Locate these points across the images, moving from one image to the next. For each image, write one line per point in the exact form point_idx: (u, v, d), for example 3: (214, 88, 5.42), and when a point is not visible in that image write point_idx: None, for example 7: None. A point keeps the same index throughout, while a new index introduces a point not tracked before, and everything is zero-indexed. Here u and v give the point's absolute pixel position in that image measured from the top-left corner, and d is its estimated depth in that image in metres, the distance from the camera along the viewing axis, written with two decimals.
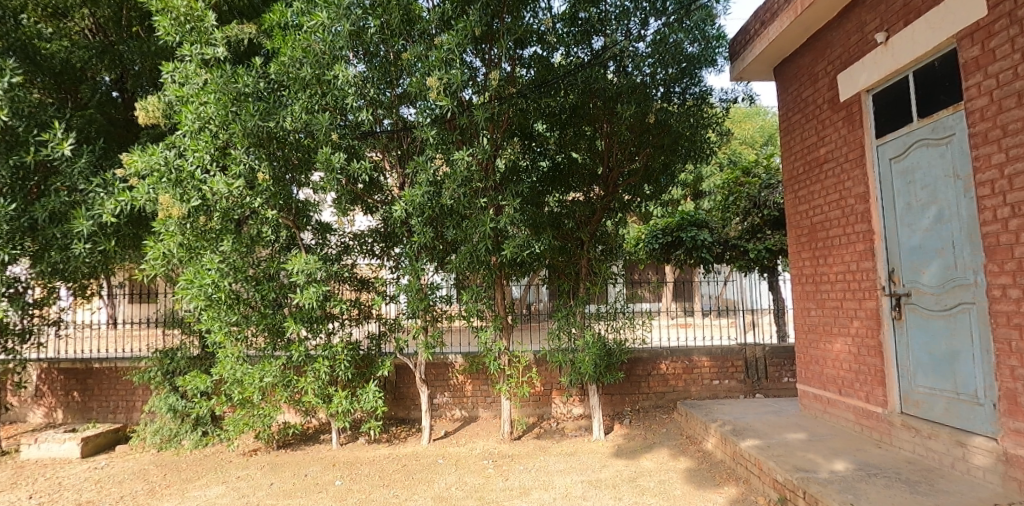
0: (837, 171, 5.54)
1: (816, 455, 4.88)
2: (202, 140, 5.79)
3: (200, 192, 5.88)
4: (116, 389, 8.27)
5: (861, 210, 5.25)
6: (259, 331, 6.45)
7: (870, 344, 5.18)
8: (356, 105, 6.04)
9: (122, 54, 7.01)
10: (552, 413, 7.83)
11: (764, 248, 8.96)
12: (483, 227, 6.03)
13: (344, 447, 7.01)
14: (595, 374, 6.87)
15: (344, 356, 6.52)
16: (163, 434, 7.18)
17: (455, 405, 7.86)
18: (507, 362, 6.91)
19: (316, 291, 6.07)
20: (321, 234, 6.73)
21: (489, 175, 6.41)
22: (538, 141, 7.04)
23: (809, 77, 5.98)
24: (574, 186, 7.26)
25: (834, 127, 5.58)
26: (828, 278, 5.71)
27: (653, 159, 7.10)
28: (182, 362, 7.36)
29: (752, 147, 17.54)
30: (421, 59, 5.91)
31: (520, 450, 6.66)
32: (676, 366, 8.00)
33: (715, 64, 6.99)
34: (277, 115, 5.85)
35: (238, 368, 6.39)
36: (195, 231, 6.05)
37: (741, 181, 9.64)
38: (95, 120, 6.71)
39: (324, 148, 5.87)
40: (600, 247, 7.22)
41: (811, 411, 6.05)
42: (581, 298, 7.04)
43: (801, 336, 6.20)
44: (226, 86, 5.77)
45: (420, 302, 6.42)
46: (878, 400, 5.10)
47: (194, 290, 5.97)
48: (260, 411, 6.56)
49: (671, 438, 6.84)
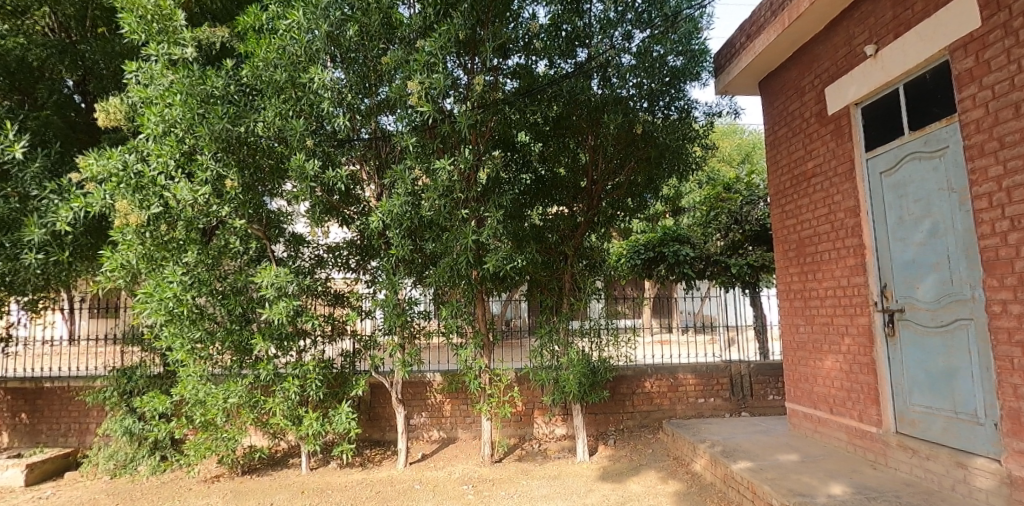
0: (825, 185, 5.45)
1: (811, 478, 4.69)
2: (166, 144, 5.47)
3: (162, 199, 5.59)
4: (67, 410, 7.75)
5: (851, 224, 5.14)
6: (224, 349, 6.09)
7: (863, 361, 5.04)
8: (331, 111, 5.74)
9: (83, 55, 6.70)
10: (534, 434, 7.54)
11: (745, 264, 8.97)
12: (464, 240, 5.79)
13: (314, 471, 6.62)
14: (580, 393, 6.61)
15: (316, 374, 6.16)
16: (118, 460, 6.71)
17: (433, 425, 7.53)
18: (488, 382, 6.63)
19: (287, 307, 5.74)
20: (294, 245, 6.41)
21: (471, 186, 6.11)
22: (520, 151, 6.87)
23: (795, 91, 5.90)
24: (557, 199, 7.07)
25: (822, 141, 5.49)
26: (817, 293, 5.58)
27: (637, 173, 6.99)
28: (140, 381, 6.93)
29: (729, 163, 17.66)
30: (400, 64, 5.67)
31: (502, 474, 6.35)
32: (661, 384, 7.81)
33: (699, 78, 6.86)
34: (248, 120, 5.56)
35: (200, 389, 6.00)
36: (156, 240, 5.68)
37: (723, 197, 9.55)
38: (52, 123, 6.32)
39: (298, 154, 5.57)
40: (584, 262, 7.06)
41: (801, 431, 5.89)
42: (564, 314, 6.78)
43: (789, 354, 6.06)
44: (193, 88, 5.45)
45: (397, 318, 6.13)
46: (872, 419, 4.95)
47: (153, 305, 5.59)
48: (223, 435, 6.16)
49: (657, 459, 6.62)
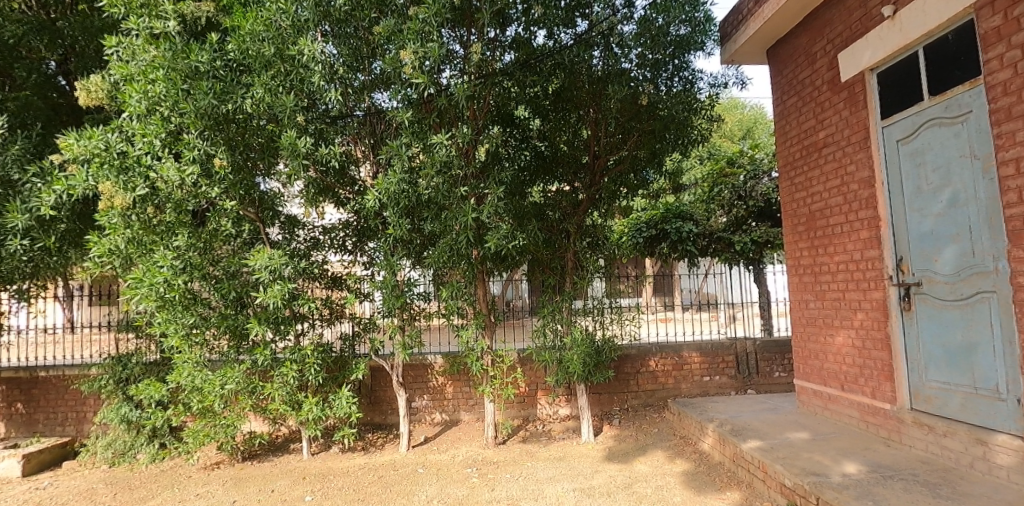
0: (837, 155, 5.26)
1: (823, 456, 4.58)
2: (152, 124, 5.30)
3: (148, 180, 5.39)
4: (63, 399, 7.63)
5: (865, 196, 4.97)
6: (220, 334, 5.96)
7: (876, 337, 4.91)
8: (322, 85, 5.53)
9: (62, 33, 6.46)
10: (538, 415, 7.44)
11: (750, 241, 8.69)
12: (464, 218, 5.61)
13: (315, 457, 6.51)
14: (584, 373, 6.48)
15: (314, 359, 6.02)
16: (116, 448, 6.60)
17: (435, 408, 7.42)
18: (490, 363, 6.50)
19: (282, 290, 5.58)
20: (289, 228, 6.21)
21: (469, 162, 5.96)
22: (519, 126, 6.68)
23: (806, 58, 5.69)
24: (559, 176, 6.90)
25: (834, 109, 5.30)
26: (828, 268, 5.43)
27: (641, 146, 6.76)
28: (136, 369, 6.80)
29: (731, 139, 17.38)
30: (392, 33, 5.44)
31: (506, 457, 6.24)
32: (666, 363, 7.69)
33: (704, 47, 6.56)
34: (235, 95, 5.34)
35: (196, 375, 5.87)
36: (143, 223, 5.52)
37: (726, 172, 9.38)
38: (32, 104, 6.17)
39: (289, 131, 5.36)
40: (587, 240, 6.82)
41: (810, 408, 5.78)
42: (567, 293, 6.62)
43: (798, 330, 5.93)
44: (176, 62, 5.24)
45: (396, 300, 6.00)
46: (886, 396, 4.83)
47: (144, 290, 5.44)
48: (222, 421, 6.04)
49: (664, 439, 6.52)
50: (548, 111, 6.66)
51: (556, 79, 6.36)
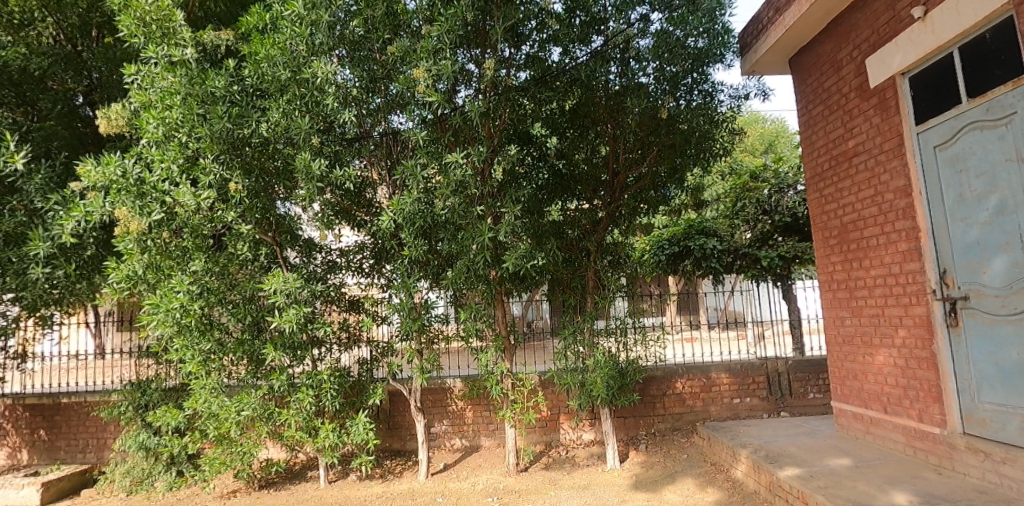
0: (869, 164, 5.03)
1: (869, 485, 4.29)
2: (169, 150, 5.27)
3: (164, 204, 5.35)
4: (85, 426, 7.61)
5: (901, 205, 4.73)
6: (238, 359, 5.89)
7: (920, 356, 4.63)
8: (336, 106, 5.48)
9: (85, 64, 6.58)
10: (561, 440, 7.19)
11: (777, 256, 8.43)
12: (481, 238, 5.49)
13: (332, 485, 6.35)
14: (608, 397, 6.24)
15: (330, 383, 5.91)
16: (134, 476, 6.52)
17: (455, 433, 7.23)
18: (510, 386, 6.30)
19: (297, 314, 5.49)
20: (306, 251, 6.05)
21: (486, 180, 5.84)
22: (535, 143, 6.54)
23: (831, 65, 5.50)
24: (578, 194, 6.71)
25: (864, 116, 5.08)
26: (864, 282, 5.17)
27: (661, 161, 6.59)
28: (155, 395, 6.75)
29: (752, 154, 17.07)
30: (406, 53, 5.39)
31: (528, 485, 6.02)
32: (693, 384, 7.41)
33: (723, 59, 6.42)
34: (251, 119, 5.31)
35: (213, 401, 5.79)
36: (160, 248, 5.49)
37: (750, 187, 9.15)
38: (56, 134, 6.21)
39: (303, 153, 5.30)
40: (607, 258, 6.70)
41: (851, 432, 5.47)
42: (588, 313, 6.43)
43: (833, 349, 5.65)
44: (193, 88, 5.22)
45: (413, 322, 5.87)
46: (934, 419, 4.54)
47: (161, 316, 5.41)
48: (239, 449, 5.92)
49: (694, 465, 6.23)
50: (565, 130, 6.55)
51: (572, 96, 6.26)
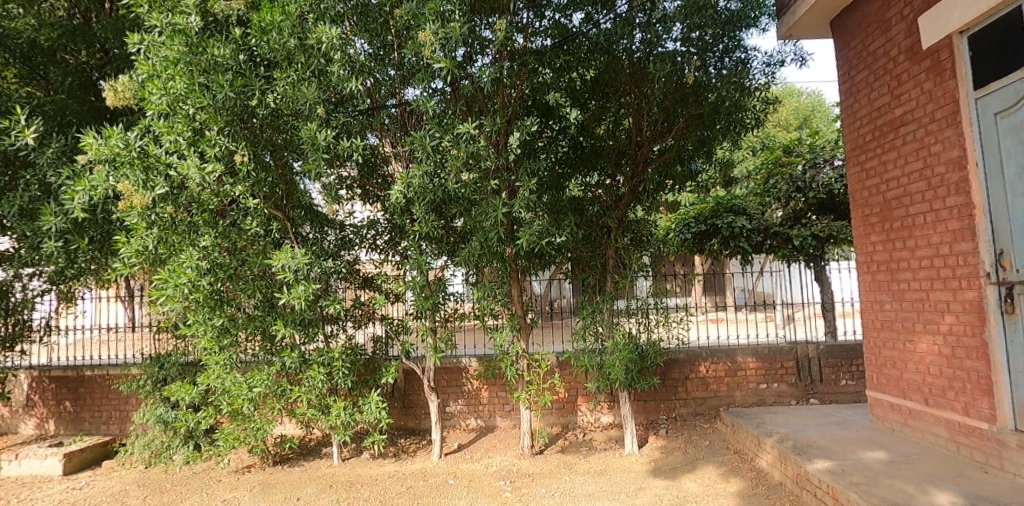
0: (918, 135, 4.73)
1: (907, 483, 4.06)
2: (176, 122, 5.13)
3: (168, 178, 5.23)
4: (107, 398, 7.72)
5: (954, 180, 4.43)
6: (251, 335, 5.80)
7: (968, 344, 4.35)
8: (342, 74, 5.24)
9: (94, 34, 6.48)
10: (578, 423, 7.02)
11: (810, 236, 7.90)
12: (494, 213, 5.24)
13: (345, 463, 6.29)
14: (627, 381, 5.99)
15: (341, 362, 5.79)
16: (153, 448, 6.52)
17: (470, 413, 7.11)
18: (525, 367, 6.09)
19: (306, 290, 5.33)
20: (319, 226, 5.95)
21: (500, 153, 5.61)
22: (555, 116, 6.25)
23: (878, 25, 5.12)
24: (599, 168, 6.45)
25: (914, 82, 4.75)
26: (908, 264, 4.89)
27: (687, 134, 6.26)
28: (173, 369, 6.75)
29: (786, 129, 16.33)
30: (414, 16, 5.10)
31: (543, 468, 5.85)
32: (718, 368, 7.12)
33: (758, 23, 6.07)
34: (255, 89, 5.12)
35: (225, 377, 5.73)
36: (167, 224, 5.36)
37: (783, 161, 8.73)
38: (68, 106, 6.12)
39: (309, 124, 5.11)
40: (629, 236, 6.36)
41: (887, 423, 5.20)
42: (608, 293, 6.19)
43: (870, 335, 5.38)
44: (194, 56, 5.03)
45: (426, 300, 5.69)
46: (983, 414, 4.26)
47: (169, 291, 5.29)
48: (251, 425, 5.85)
49: (716, 452, 6.00)
50: (587, 101, 6.29)
51: (594, 64, 5.94)
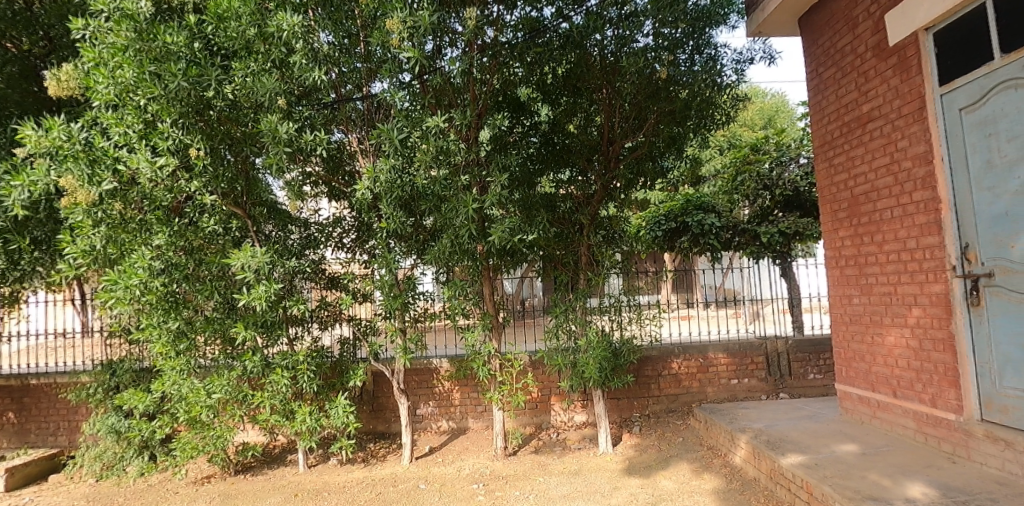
0: (885, 130, 4.77)
1: (880, 476, 4.08)
2: (127, 114, 4.88)
3: (117, 173, 4.98)
4: (55, 408, 7.30)
5: (920, 175, 4.47)
6: (210, 338, 5.53)
7: (936, 337, 4.39)
8: (304, 65, 5.03)
9: (36, 19, 6.08)
10: (552, 423, 6.92)
11: (777, 232, 8.01)
12: (465, 209, 5.10)
13: (312, 470, 6.06)
14: (601, 379, 5.92)
15: (307, 365, 5.55)
16: (105, 460, 6.16)
17: (442, 415, 6.94)
18: (498, 368, 5.95)
19: (267, 291, 5.08)
20: (281, 224, 5.68)
21: (471, 147, 5.47)
22: (527, 112, 6.23)
23: (845, 22, 5.15)
24: (571, 164, 6.35)
25: (881, 78, 4.78)
26: (876, 259, 4.93)
27: (658, 130, 6.22)
28: (126, 376, 6.41)
29: (752, 128, 16.58)
30: (381, 4, 4.94)
31: (516, 470, 5.73)
32: (690, 365, 7.12)
33: (728, 20, 6.06)
34: (212, 79, 4.88)
35: (182, 384, 5.42)
36: (114, 222, 5.06)
37: (750, 159, 8.81)
38: (7, 97, 5.81)
39: (270, 116, 4.88)
40: (601, 233, 6.34)
41: (856, 416, 5.24)
42: (581, 291, 6.10)
43: (839, 329, 5.41)
44: (143, 43, 4.73)
45: (395, 300, 5.51)
46: (950, 405, 4.31)
47: (118, 293, 4.98)
48: (211, 433, 5.56)
49: (690, 449, 5.97)
50: (557, 98, 6.20)
51: (565, 60, 5.84)
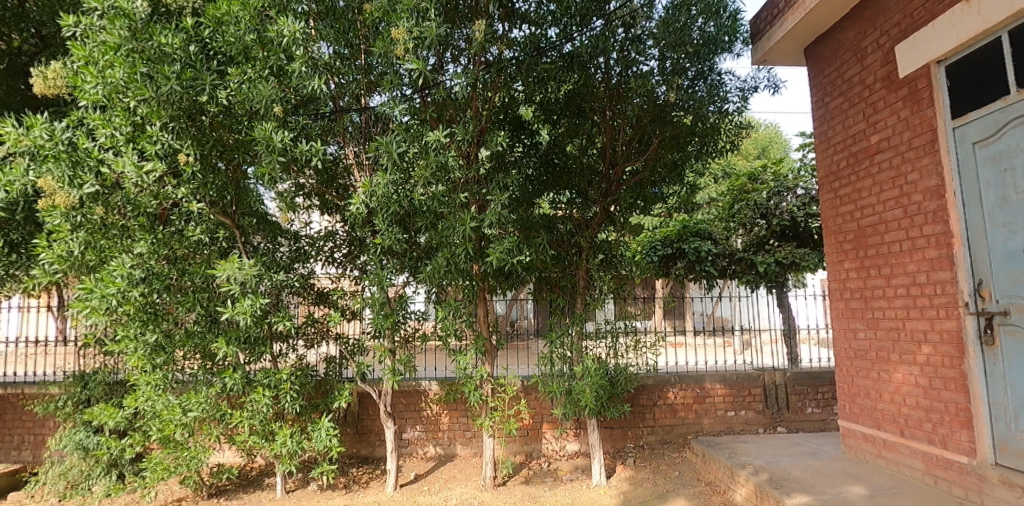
0: (894, 162, 4.68)
1: None
2: (115, 116, 4.70)
3: (99, 175, 4.79)
4: (21, 421, 6.93)
5: (932, 208, 4.37)
6: (189, 352, 5.27)
7: (947, 375, 4.26)
8: (304, 73, 4.87)
9: (27, 14, 5.86)
10: (542, 451, 6.70)
11: (774, 262, 8.03)
12: (463, 227, 4.92)
13: (290, 495, 5.76)
14: (597, 408, 5.70)
15: (290, 384, 5.30)
16: (69, 478, 5.83)
17: (428, 440, 6.68)
18: (490, 392, 5.75)
19: (253, 305, 4.84)
20: (271, 236, 5.49)
21: (470, 164, 5.32)
22: (526, 130, 6.09)
23: (853, 53, 5.11)
24: (571, 185, 6.21)
25: (890, 110, 4.72)
26: (883, 292, 4.81)
27: (661, 155, 6.10)
28: (98, 389, 6.11)
29: (745, 159, 16.66)
30: (385, 14, 4.80)
31: (506, 502, 5.48)
32: (686, 395, 6.94)
33: (732, 48, 5.90)
34: (206, 84, 4.65)
35: (156, 400, 5.14)
36: (93, 227, 4.88)
37: (748, 188, 8.75)
38: None
39: (264, 123, 4.69)
40: (600, 256, 6.15)
41: (860, 455, 5.09)
42: (577, 316, 5.93)
43: (843, 364, 5.27)
44: (135, 42, 4.53)
45: (385, 319, 5.28)
46: (962, 447, 4.16)
47: (94, 303, 4.75)
48: (185, 454, 5.26)
49: (686, 484, 5.76)
50: (559, 118, 6.10)
51: (570, 80, 5.74)
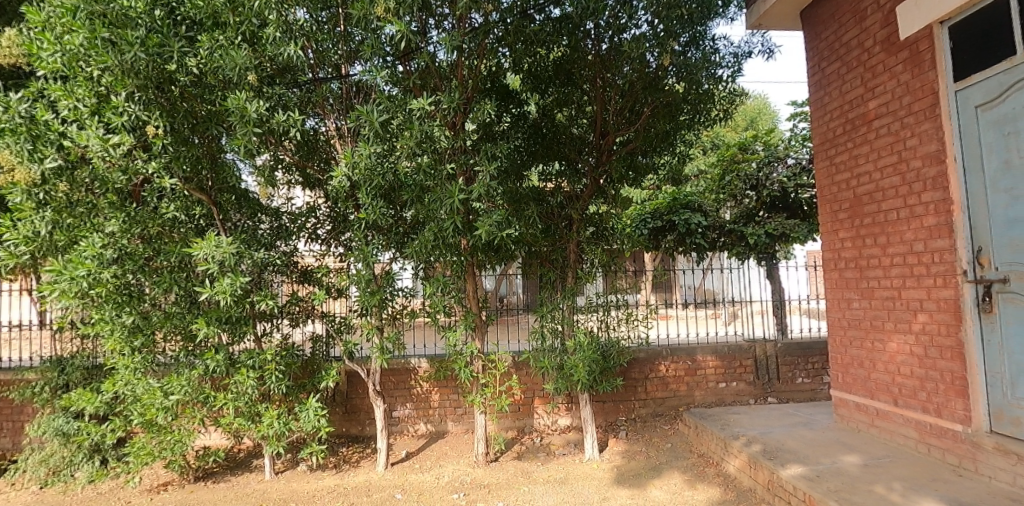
0: (892, 128, 4.58)
1: (887, 489, 3.89)
2: (77, 86, 4.49)
3: (62, 148, 4.60)
4: None
5: (931, 175, 4.28)
6: (169, 334, 5.09)
7: (942, 344, 4.22)
8: (279, 39, 4.63)
9: None
10: (534, 426, 6.65)
11: (764, 233, 7.82)
12: (450, 200, 4.72)
13: (279, 477, 5.66)
14: (590, 383, 5.58)
15: (275, 365, 5.16)
16: (50, 465, 5.67)
17: (420, 418, 6.61)
18: (481, 368, 5.66)
19: (233, 284, 4.66)
20: (251, 212, 5.30)
21: (457, 135, 5.12)
22: (514, 100, 5.93)
23: (852, 15, 4.95)
24: (561, 155, 6.04)
25: (890, 73, 4.59)
26: (879, 261, 4.74)
27: (652, 124, 5.94)
28: (76, 374, 5.93)
29: (734, 130, 16.54)
30: None
31: (499, 478, 5.42)
32: (678, 367, 6.91)
33: (726, 12, 5.74)
34: (174, 51, 4.39)
35: (136, 384, 4.99)
36: (57, 201, 4.72)
37: (738, 158, 8.64)
38: None
39: (237, 92, 4.46)
40: (590, 229, 5.99)
41: (853, 424, 5.08)
42: (568, 290, 5.83)
43: (837, 334, 5.24)
44: (95, 4, 4.19)
45: (372, 297, 5.13)
46: (957, 415, 4.14)
47: (64, 285, 4.54)
48: (168, 437, 5.12)
49: (680, 457, 5.74)
50: (547, 87, 5.95)
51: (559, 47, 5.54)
